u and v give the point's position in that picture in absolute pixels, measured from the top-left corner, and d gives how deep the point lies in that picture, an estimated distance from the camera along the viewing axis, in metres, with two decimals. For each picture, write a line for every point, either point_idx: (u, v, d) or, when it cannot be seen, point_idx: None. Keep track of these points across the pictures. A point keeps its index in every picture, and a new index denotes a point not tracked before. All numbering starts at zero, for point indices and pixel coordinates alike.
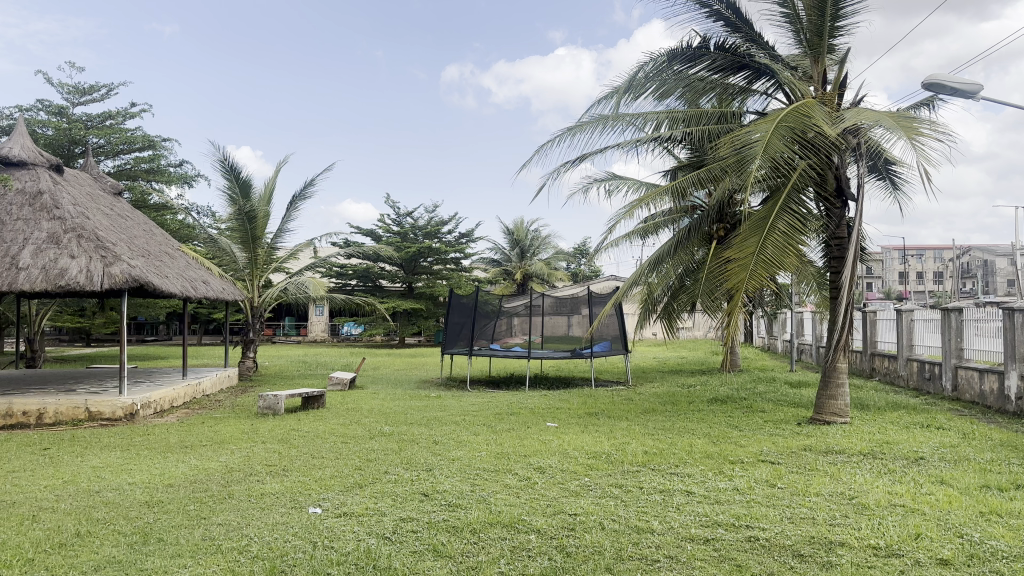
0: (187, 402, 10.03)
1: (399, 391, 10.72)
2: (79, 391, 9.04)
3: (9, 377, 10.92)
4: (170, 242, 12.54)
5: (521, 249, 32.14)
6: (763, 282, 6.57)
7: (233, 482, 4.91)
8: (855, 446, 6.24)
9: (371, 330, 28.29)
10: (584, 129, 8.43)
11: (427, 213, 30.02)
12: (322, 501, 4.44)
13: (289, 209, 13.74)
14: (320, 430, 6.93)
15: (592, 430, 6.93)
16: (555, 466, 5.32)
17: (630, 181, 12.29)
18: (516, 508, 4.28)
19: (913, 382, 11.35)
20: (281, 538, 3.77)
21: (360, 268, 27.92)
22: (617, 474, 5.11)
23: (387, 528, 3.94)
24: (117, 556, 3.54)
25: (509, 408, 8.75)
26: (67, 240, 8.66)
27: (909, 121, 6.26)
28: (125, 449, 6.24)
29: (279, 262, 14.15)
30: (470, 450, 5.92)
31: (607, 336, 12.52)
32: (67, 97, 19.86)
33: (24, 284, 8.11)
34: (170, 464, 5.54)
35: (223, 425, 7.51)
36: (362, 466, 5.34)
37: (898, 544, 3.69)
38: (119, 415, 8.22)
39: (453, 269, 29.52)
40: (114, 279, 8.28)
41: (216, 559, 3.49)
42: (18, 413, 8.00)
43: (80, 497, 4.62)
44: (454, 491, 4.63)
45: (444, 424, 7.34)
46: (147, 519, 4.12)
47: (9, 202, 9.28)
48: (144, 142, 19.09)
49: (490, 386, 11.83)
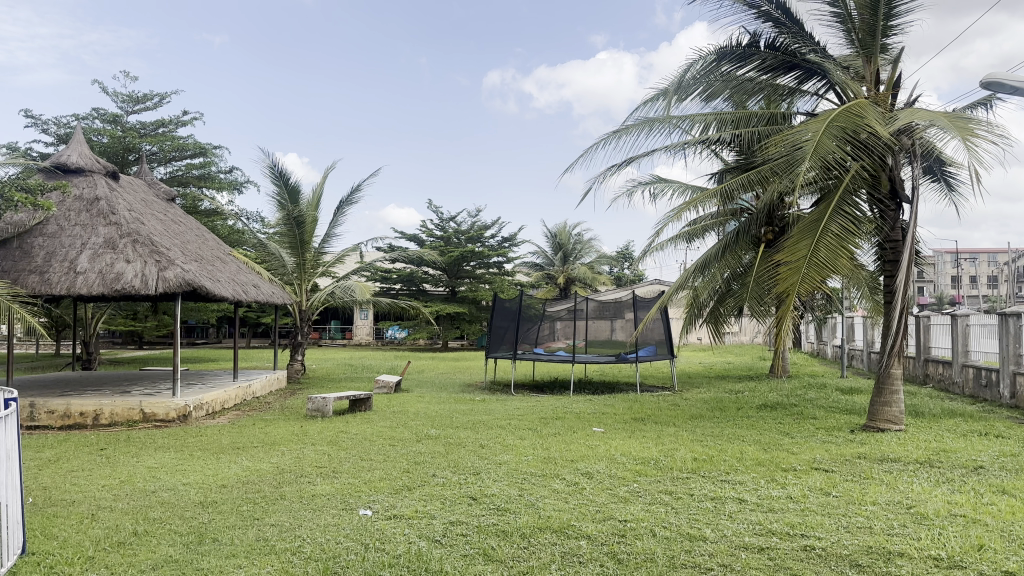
0: (238, 403, 10.22)
1: (444, 394, 10.79)
2: (135, 392, 9.25)
3: (66, 379, 11.22)
4: (221, 247, 12.80)
5: (564, 253, 32.09)
6: (816, 285, 6.44)
7: (285, 483, 4.97)
8: (910, 454, 6.08)
9: (414, 334, 28.49)
10: (630, 131, 8.38)
11: (470, 217, 30.15)
12: (372, 503, 4.47)
13: (336, 213, 13.89)
14: (368, 433, 6.99)
15: (639, 436, 6.87)
16: (603, 472, 5.28)
17: (675, 185, 12.18)
18: (565, 513, 4.25)
19: (968, 389, 11.03)
20: (333, 540, 3.80)
21: (404, 273, 28.24)
22: (666, 481, 5.05)
23: (437, 531, 3.94)
24: (174, 555, 3.61)
25: (554, 412, 8.72)
26: (123, 245, 8.88)
27: (965, 121, 6.09)
28: (179, 450, 6.37)
29: (327, 266, 14.31)
30: (518, 454, 5.92)
31: (652, 341, 12.46)
32: (122, 106, 20.40)
33: (82, 287, 8.35)
34: (224, 465, 5.64)
35: (273, 427, 7.61)
36: (410, 469, 5.36)
37: (961, 556, 3.57)
38: (172, 416, 8.42)
39: (496, 273, 29.55)
40: (168, 283, 8.47)
41: (270, 560, 3.52)
42: (76, 414, 8.23)
43: (137, 497, 4.72)
44: (503, 495, 4.63)
45: (491, 428, 7.35)
46: (202, 519, 4.18)
47: (67, 208, 9.54)
48: (195, 149, 19.52)
49: (535, 390, 11.86)
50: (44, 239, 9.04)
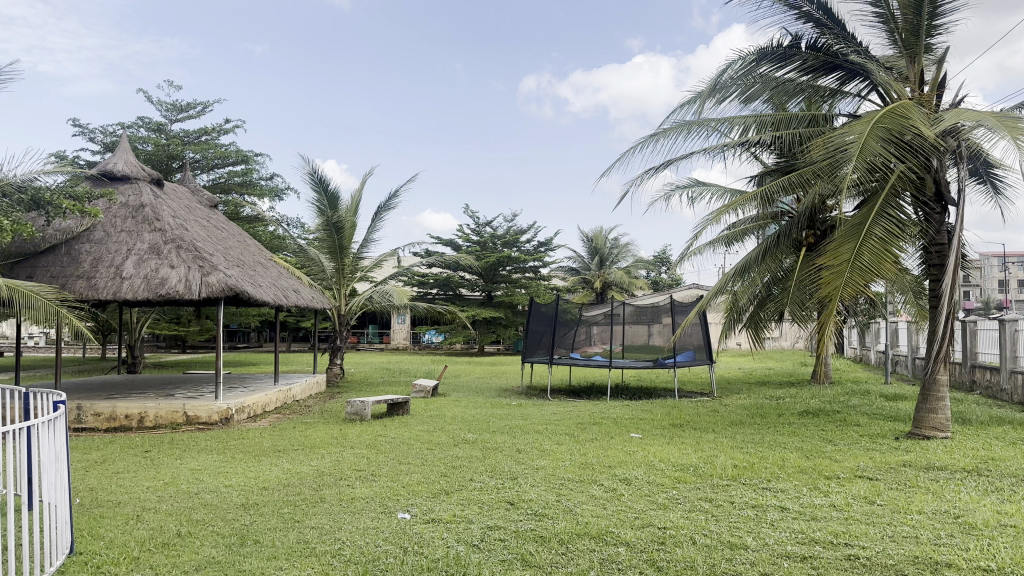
0: (279, 407, 10.36)
1: (480, 399, 10.81)
2: (179, 396, 9.42)
3: (113, 382, 11.48)
4: (262, 252, 12.99)
5: (600, 258, 31.95)
6: (860, 289, 6.31)
7: (324, 486, 5.02)
8: (957, 461, 5.93)
9: (451, 339, 28.60)
10: (667, 134, 8.33)
11: (506, 222, 30.19)
12: (411, 507, 4.49)
13: (374, 218, 14.01)
14: (405, 437, 7.03)
15: (678, 442, 6.81)
16: (642, 478, 5.23)
17: (714, 188, 12.06)
18: (603, 520, 4.22)
19: (1018, 396, 10.72)
20: (373, 543, 3.83)
21: (441, 277, 28.41)
22: (706, 488, 4.99)
23: (475, 536, 3.95)
24: (217, 557, 3.66)
25: (591, 418, 8.68)
26: (167, 251, 9.08)
27: (1014, 121, 5.94)
28: (221, 453, 6.47)
29: (365, 271, 14.44)
30: (556, 459, 5.90)
31: (691, 346, 12.37)
32: (166, 114, 20.85)
33: (128, 292, 8.54)
34: (265, 467, 5.72)
35: (313, 430, 7.70)
36: (448, 473, 5.38)
37: (1013, 568, 3.46)
38: (215, 419, 8.55)
39: (532, 277, 29.54)
40: (211, 288, 8.64)
41: (311, 562, 3.55)
42: (121, 417, 8.38)
43: (181, 498, 4.81)
44: (540, 501, 4.61)
45: (528, 433, 7.34)
46: (244, 521, 4.25)
47: (114, 214, 9.77)
48: (237, 157, 19.86)
49: (572, 395, 11.82)
50: (91, 245, 9.27)
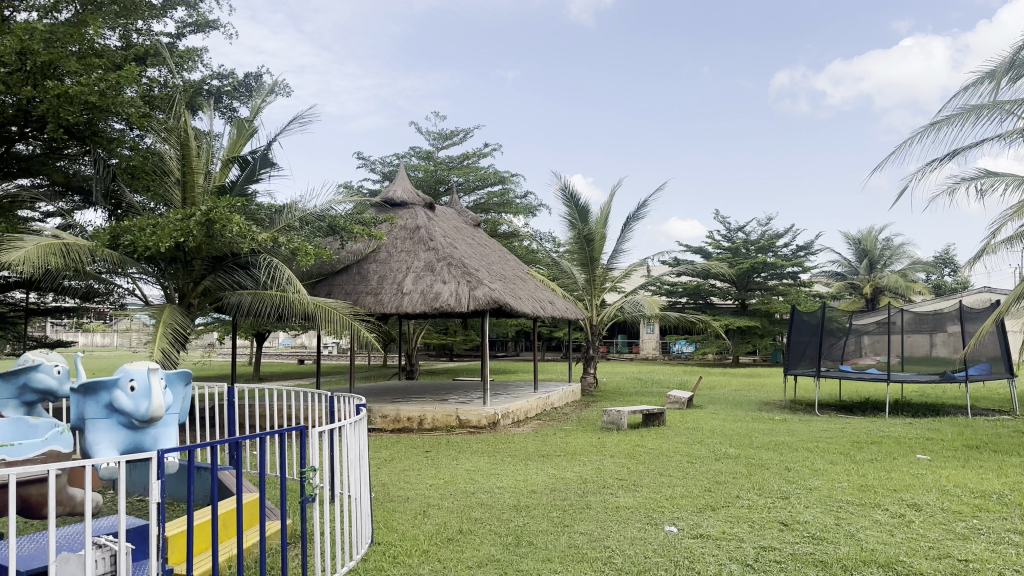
0: (539, 413, 10.77)
1: (740, 412, 10.42)
2: (451, 400, 10.19)
3: (394, 387, 12.68)
4: (522, 267, 13.65)
5: (869, 261, 29.38)
6: None
7: (589, 493, 5.13)
8: None
9: (703, 349, 27.93)
10: (951, 122, 7.48)
11: (760, 227, 28.90)
12: (677, 519, 4.44)
13: (624, 229, 14.10)
14: (666, 448, 6.97)
15: (976, 467, 6.04)
16: (935, 505, 4.71)
17: (1009, 178, 10.60)
18: (892, 548, 3.86)
19: None
20: (642, 553, 3.84)
21: (692, 286, 27.91)
22: (1017, 521, 4.37)
23: (747, 554, 3.82)
24: (496, 556, 3.88)
25: (867, 435, 8.00)
26: (440, 268, 9.87)
27: None
28: (492, 456, 6.88)
29: (617, 282, 14.59)
30: (830, 480, 5.51)
31: (985, 358, 10.96)
32: (433, 143, 22.73)
33: (409, 306, 9.41)
34: (532, 472, 5.98)
35: (573, 438, 7.91)
36: (712, 488, 5.24)
37: None
38: (483, 423, 9.10)
39: (790, 284, 27.96)
40: (478, 301, 9.21)
41: (583, 567, 3.65)
42: (404, 419, 9.23)
43: (460, 497, 5.18)
44: (816, 523, 4.33)
45: (797, 450, 6.94)
46: (518, 522, 4.47)
47: (396, 236, 10.83)
48: (495, 177, 21.07)
49: (842, 411, 10.99)
50: (377, 264, 10.35)
